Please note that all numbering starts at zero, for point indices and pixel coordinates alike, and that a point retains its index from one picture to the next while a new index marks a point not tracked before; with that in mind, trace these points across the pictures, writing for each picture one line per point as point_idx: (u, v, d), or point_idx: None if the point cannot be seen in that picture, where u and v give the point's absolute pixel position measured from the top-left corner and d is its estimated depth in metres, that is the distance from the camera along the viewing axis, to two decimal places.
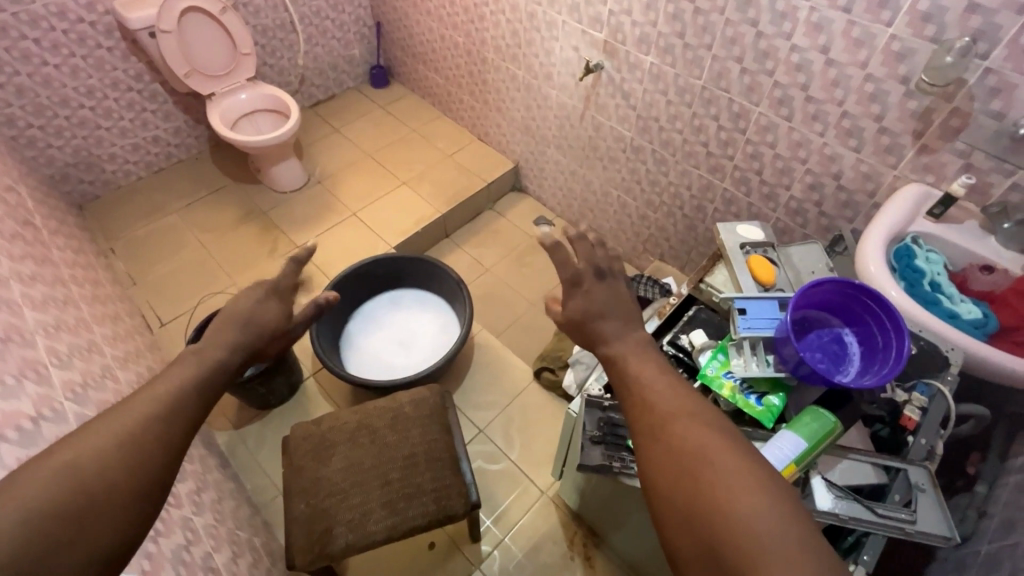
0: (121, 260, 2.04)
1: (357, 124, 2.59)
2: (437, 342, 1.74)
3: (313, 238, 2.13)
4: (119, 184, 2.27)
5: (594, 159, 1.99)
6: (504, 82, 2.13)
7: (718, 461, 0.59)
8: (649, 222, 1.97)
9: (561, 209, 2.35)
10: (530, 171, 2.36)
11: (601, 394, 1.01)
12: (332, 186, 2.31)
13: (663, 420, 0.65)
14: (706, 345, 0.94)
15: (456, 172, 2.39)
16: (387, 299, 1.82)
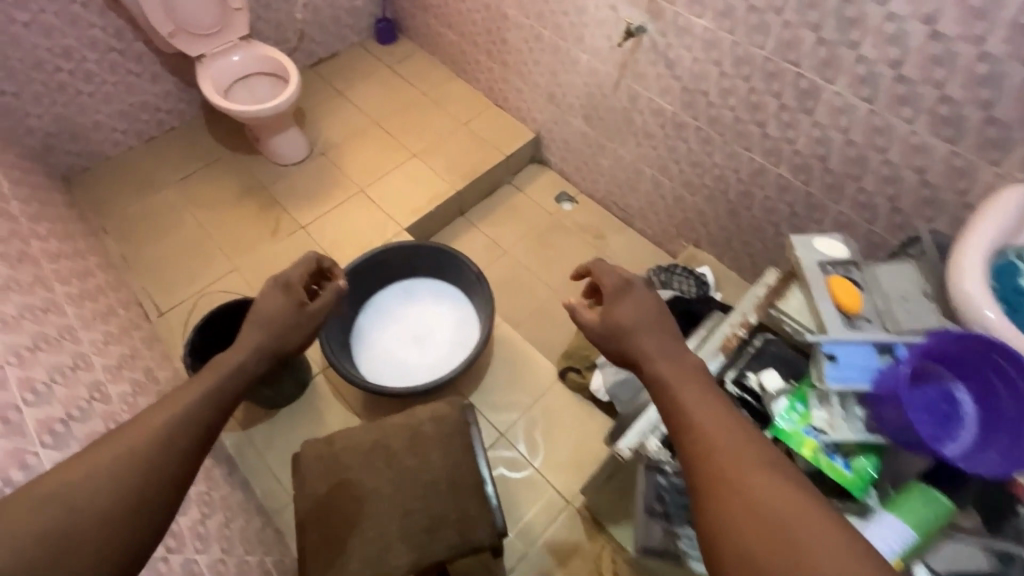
0: (113, 241, 1.90)
1: (362, 86, 2.36)
2: (455, 340, 1.61)
3: (319, 218, 1.97)
4: (108, 155, 2.09)
5: (626, 133, 1.79)
6: (527, 42, 1.90)
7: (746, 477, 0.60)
8: (686, 205, 1.79)
9: (586, 184, 2.15)
10: (552, 142, 2.15)
11: (662, 454, 0.89)
12: (338, 157, 2.13)
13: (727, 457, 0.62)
14: (780, 391, 0.80)
15: (471, 143, 2.18)
16: (400, 291, 1.68)
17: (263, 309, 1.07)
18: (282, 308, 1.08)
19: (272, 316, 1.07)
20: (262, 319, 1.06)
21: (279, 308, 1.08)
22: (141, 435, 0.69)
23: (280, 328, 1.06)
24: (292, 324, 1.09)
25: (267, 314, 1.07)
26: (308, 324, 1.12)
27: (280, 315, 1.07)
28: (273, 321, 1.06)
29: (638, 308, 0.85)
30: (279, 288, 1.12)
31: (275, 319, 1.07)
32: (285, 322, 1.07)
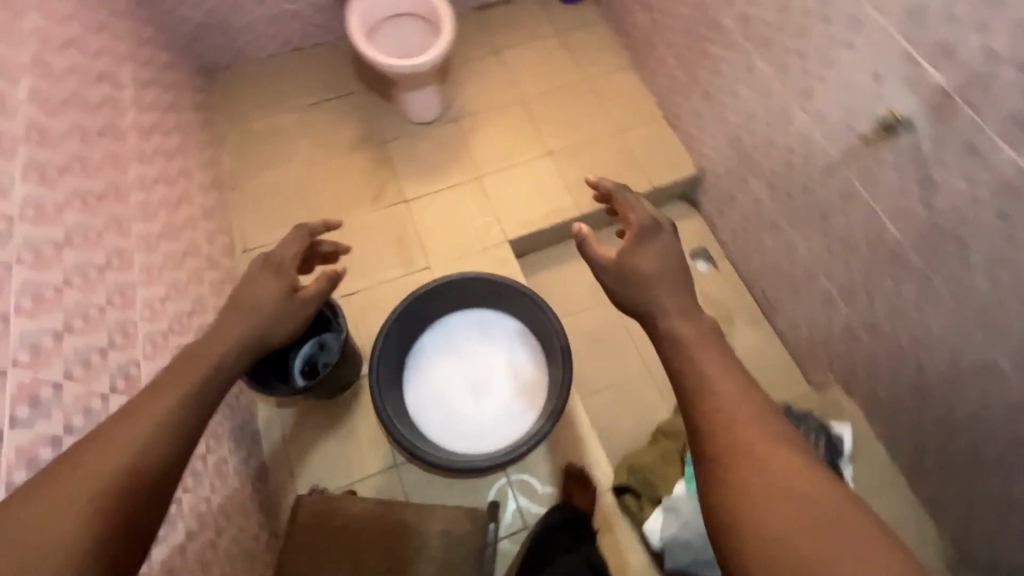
0: (228, 154, 1.84)
1: (521, 50, 2.04)
2: (513, 405, 1.40)
3: (425, 195, 1.77)
4: (250, 57, 2.00)
5: (816, 227, 1.36)
6: (733, 67, 1.47)
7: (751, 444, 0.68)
8: (856, 344, 1.37)
9: (735, 250, 1.75)
10: (715, 187, 1.74)
11: None
12: (467, 130, 1.88)
13: (737, 430, 0.70)
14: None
15: (618, 157, 1.83)
16: (476, 322, 1.47)
17: (245, 289, 1.00)
18: (270, 296, 1.01)
19: (257, 300, 0.99)
20: (243, 303, 0.98)
21: (268, 296, 1.01)
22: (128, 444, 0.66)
23: (265, 317, 0.99)
24: (281, 315, 1.02)
25: (254, 299, 1.00)
26: (295, 318, 1.05)
27: (264, 304, 1.00)
28: (259, 309, 0.99)
29: (659, 260, 0.96)
30: (271, 272, 1.05)
31: (264, 305, 1.00)
32: (271, 312, 1.00)
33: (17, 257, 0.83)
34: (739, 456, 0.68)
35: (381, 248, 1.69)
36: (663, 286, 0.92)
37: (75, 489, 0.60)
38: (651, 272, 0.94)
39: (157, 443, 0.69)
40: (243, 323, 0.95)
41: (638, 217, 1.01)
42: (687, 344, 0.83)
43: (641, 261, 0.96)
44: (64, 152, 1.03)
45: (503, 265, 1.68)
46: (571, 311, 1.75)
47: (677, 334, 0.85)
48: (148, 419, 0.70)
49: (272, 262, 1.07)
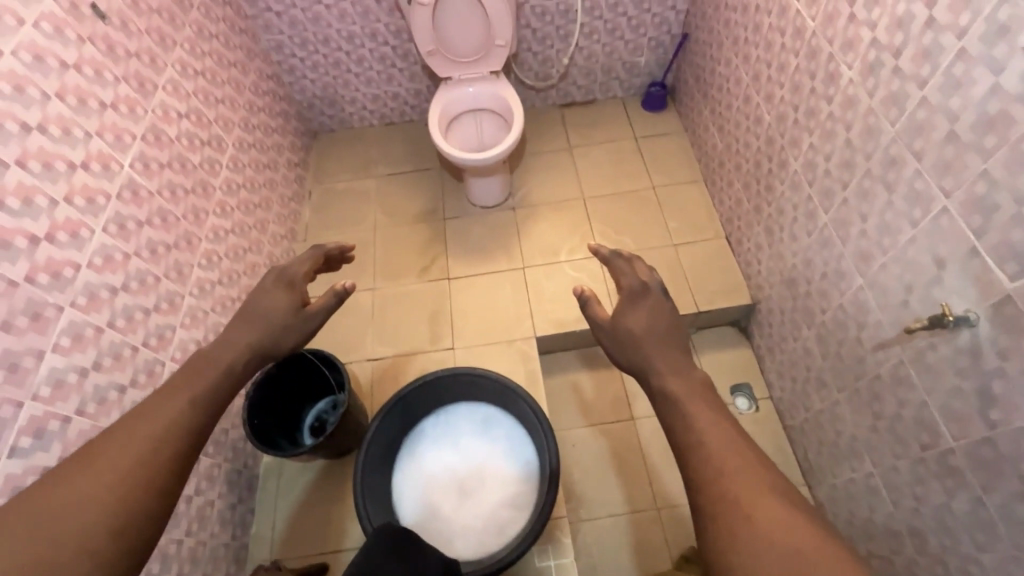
0: (310, 208, 2.05)
1: (594, 150, 2.08)
2: (496, 517, 1.34)
3: (468, 275, 1.83)
4: (352, 125, 2.24)
5: (864, 400, 1.21)
6: (795, 208, 1.38)
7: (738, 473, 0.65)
8: (895, 547, 1.17)
9: (781, 396, 1.59)
10: (768, 323, 1.61)
11: None
12: (524, 219, 1.94)
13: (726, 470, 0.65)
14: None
15: (668, 272, 1.76)
16: (480, 418, 1.45)
17: (256, 301, 0.99)
18: (277, 307, 0.99)
19: (266, 312, 0.98)
20: (255, 313, 0.97)
21: (276, 308, 0.99)
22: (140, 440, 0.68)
23: (273, 327, 0.97)
24: (293, 323, 0.99)
25: (264, 310, 0.98)
26: (307, 330, 1.01)
27: (274, 313, 0.98)
28: (267, 321, 0.97)
29: (651, 321, 0.89)
30: (280, 285, 1.03)
31: (276, 315, 0.98)
32: (279, 323, 0.98)
33: (71, 300, 0.97)
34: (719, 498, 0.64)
35: (415, 319, 1.76)
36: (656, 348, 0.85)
37: (76, 492, 0.63)
38: (642, 331, 0.87)
39: (159, 446, 0.69)
40: (252, 329, 0.94)
41: (629, 278, 0.94)
42: (678, 399, 0.76)
43: (632, 321, 0.90)
44: (148, 209, 1.20)
45: (525, 360, 1.66)
46: (590, 422, 1.67)
47: (670, 390, 0.78)
48: (152, 424, 0.70)
49: (281, 274, 1.05)
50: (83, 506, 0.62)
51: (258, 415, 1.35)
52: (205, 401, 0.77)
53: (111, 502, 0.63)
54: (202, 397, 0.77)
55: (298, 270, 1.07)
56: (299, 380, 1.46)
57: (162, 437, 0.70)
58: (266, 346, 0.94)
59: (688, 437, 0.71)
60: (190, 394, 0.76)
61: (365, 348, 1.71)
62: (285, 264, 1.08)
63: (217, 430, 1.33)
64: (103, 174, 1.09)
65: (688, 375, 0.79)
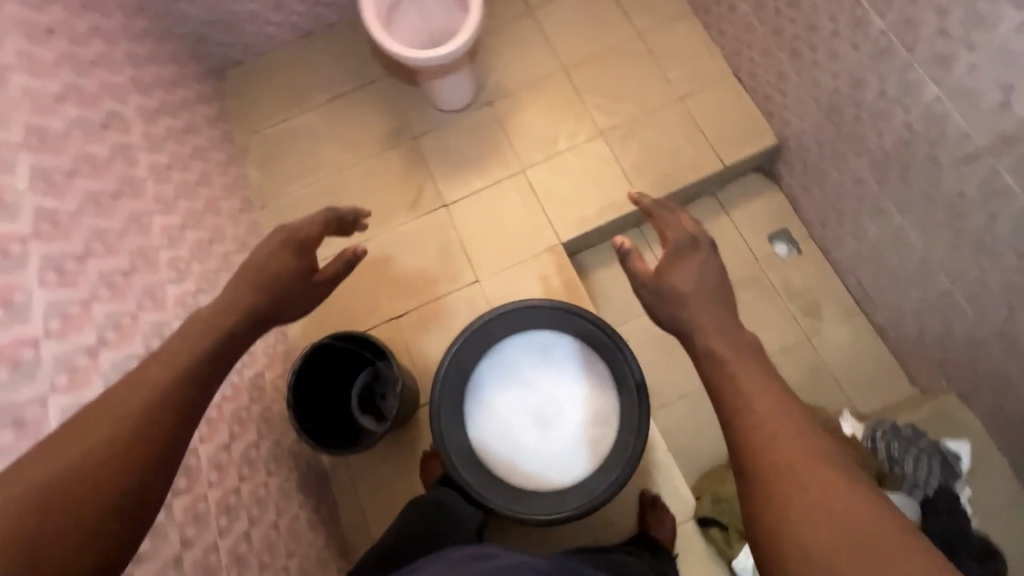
0: (254, 167, 1.71)
1: (559, 4, 1.74)
2: (581, 436, 1.30)
3: (466, 196, 1.61)
4: (262, 50, 1.81)
5: (938, 221, 1.14)
6: (830, 21, 1.18)
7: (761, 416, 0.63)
8: (978, 354, 1.18)
9: (824, 232, 1.52)
10: (800, 160, 1.49)
11: None
12: (505, 112, 1.67)
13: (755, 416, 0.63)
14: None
15: (681, 133, 1.58)
16: (539, 344, 1.36)
17: (259, 259, 0.86)
18: (287, 273, 0.87)
19: (274, 276, 0.85)
20: (262, 275, 0.84)
21: (288, 271, 0.87)
22: (146, 398, 0.60)
23: (280, 292, 0.86)
24: (296, 294, 0.89)
25: (273, 271, 0.86)
26: (308, 298, 0.92)
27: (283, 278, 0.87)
28: (273, 284, 0.85)
29: (700, 278, 0.81)
30: (290, 248, 0.90)
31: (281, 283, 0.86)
32: (288, 287, 0.87)
33: (51, 386, 0.77)
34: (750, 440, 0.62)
35: (425, 261, 1.57)
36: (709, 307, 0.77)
37: (77, 451, 0.54)
38: (690, 290, 0.79)
39: (149, 425, 0.59)
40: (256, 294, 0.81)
41: (675, 231, 0.85)
42: (726, 361, 0.70)
43: (679, 278, 0.80)
44: (81, 237, 0.93)
45: (558, 271, 1.52)
46: (634, 314, 1.59)
47: (716, 351, 0.72)
48: (158, 384, 0.62)
49: (291, 238, 0.91)
50: (87, 466, 0.53)
51: (308, 417, 1.24)
52: (209, 364, 0.68)
53: (113, 464, 0.55)
54: (196, 368, 0.66)
55: (309, 237, 0.94)
56: (336, 361, 1.32)
57: (153, 413, 0.60)
58: (264, 313, 0.82)
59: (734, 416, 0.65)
60: (195, 355, 0.67)
61: (383, 306, 1.54)
62: (297, 223, 0.94)
63: (270, 446, 1.22)
64: (3, 213, 0.81)
65: (732, 335, 0.74)
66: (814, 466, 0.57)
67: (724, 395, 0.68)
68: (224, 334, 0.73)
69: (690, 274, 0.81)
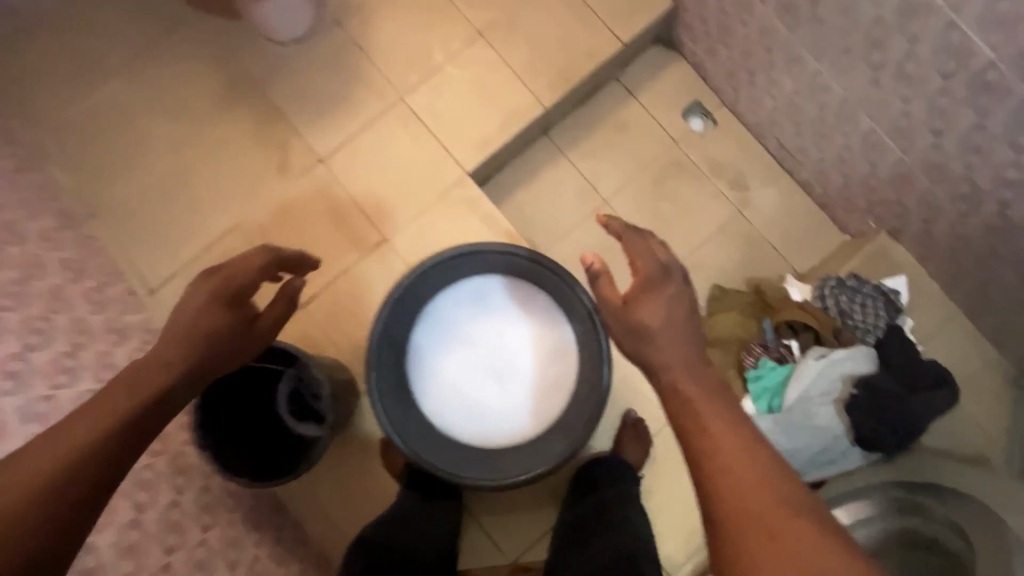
0: (60, 167, 1.33)
1: None
2: (543, 377, 1.21)
3: (344, 145, 1.36)
4: (14, 8, 1.35)
5: (858, 57, 1.07)
6: None
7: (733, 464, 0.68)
8: (906, 188, 1.17)
9: (736, 97, 1.43)
10: (702, 22, 1.35)
11: None
12: (363, 31, 1.38)
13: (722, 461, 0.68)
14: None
15: (569, 16, 1.37)
16: (471, 294, 1.23)
17: (183, 318, 0.75)
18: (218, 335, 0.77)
19: (204, 339, 0.75)
20: (186, 335, 0.74)
21: (220, 331, 0.77)
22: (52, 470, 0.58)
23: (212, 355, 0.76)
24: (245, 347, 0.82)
25: (201, 334, 0.75)
26: (259, 344, 0.85)
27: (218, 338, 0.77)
28: (200, 348, 0.75)
29: (667, 314, 0.81)
30: (223, 305, 0.78)
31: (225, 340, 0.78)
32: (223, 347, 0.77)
33: None
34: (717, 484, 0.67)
35: (317, 232, 1.33)
36: (669, 344, 0.79)
37: None
38: (656, 326, 0.81)
39: (37, 514, 0.56)
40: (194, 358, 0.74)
41: (644, 262, 0.85)
42: (693, 401, 0.74)
43: (646, 314, 0.81)
44: None
45: (472, 207, 1.34)
46: (564, 232, 1.46)
47: (683, 392, 0.75)
48: (72, 454, 0.59)
49: (222, 290, 0.79)
50: None
51: (240, 457, 1.08)
52: (127, 437, 0.64)
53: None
54: (118, 437, 0.63)
55: (247, 282, 0.81)
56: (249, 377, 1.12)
57: (54, 491, 0.57)
58: (206, 370, 0.76)
59: (712, 463, 0.69)
60: (115, 421, 0.63)
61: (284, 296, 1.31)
62: (228, 270, 0.81)
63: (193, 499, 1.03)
64: None
65: (700, 376, 0.77)
66: (785, 519, 0.64)
67: (687, 428, 0.73)
68: (157, 390, 0.69)
69: (657, 309, 0.81)
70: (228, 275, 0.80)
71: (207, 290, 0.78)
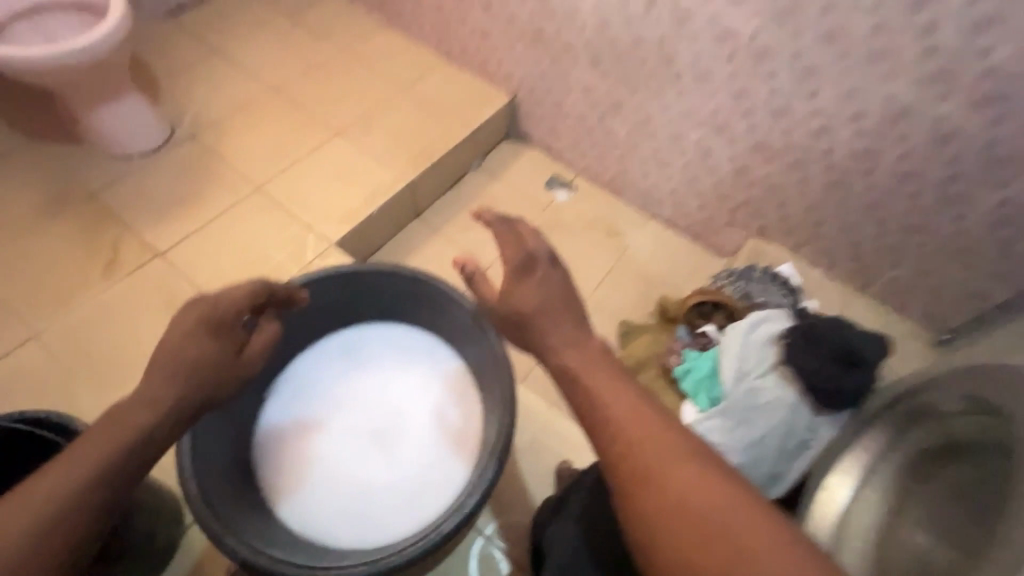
0: None
1: (244, 38, 1.56)
2: (441, 431, 0.94)
3: (187, 238, 1.22)
4: None
5: (662, 81, 1.22)
6: None
7: (606, 395, 0.62)
8: (752, 179, 1.24)
9: (586, 163, 1.52)
10: (536, 108, 1.50)
11: None
12: (213, 141, 1.37)
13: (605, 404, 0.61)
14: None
15: (419, 113, 1.47)
16: (341, 348, 1.01)
17: (172, 339, 0.68)
18: (205, 355, 0.69)
19: (196, 361, 0.68)
20: (186, 360, 0.68)
21: (211, 352, 0.70)
22: (75, 469, 0.58)
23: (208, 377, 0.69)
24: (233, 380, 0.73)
25: (199, 352, 0.69)
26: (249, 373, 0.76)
27: (207, 360, 0.69)
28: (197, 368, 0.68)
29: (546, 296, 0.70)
30: (212, 330, 0.71)
31: (201, 373, 0.68)
32: (212, 368, 0.70)
33: None
34: (603, 433, 0.60)
35: (149, 327, 1.11)
36: (552, 322, 0.68)
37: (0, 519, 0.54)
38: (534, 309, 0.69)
39: (64, 515, 0.56)
40: (183, 383, 0.67)
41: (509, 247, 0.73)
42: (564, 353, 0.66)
43: (522, 299, 0.70)
44: None
45: None
46: None
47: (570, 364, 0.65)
48: (92, 460, 0.59)
49: (214, 315, 0.71)
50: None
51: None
52: (140, 444, 0.62)
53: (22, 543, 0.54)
54: (135, 442, 0.62)
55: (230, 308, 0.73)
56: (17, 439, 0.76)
57: (83, 490, 0.57)
58: (217, 387, 0.71)
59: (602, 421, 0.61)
60: (127, 432, 0.61)
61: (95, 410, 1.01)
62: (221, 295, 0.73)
63: None
64: None
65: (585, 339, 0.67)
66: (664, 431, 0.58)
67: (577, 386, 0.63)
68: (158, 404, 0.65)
69: (537, 290, 0.70)
70: (214, 300, 0.73)
71: (199, 312, 0.70)
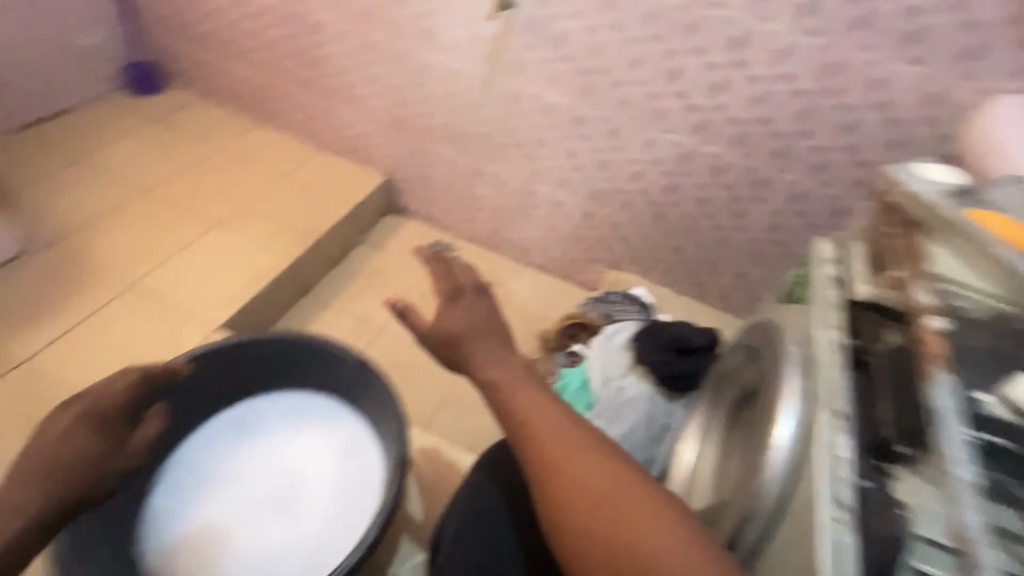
0: None
1: (111, 146, 1.59)
2: (340, 482, 0.96)
3: (52, 344, 1.18)
4: None
5: (508, 149, 1.44)
6: (353, 54, 1.47)
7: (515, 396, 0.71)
8: (596, 222, 1.46)
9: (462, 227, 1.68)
10: (409, 184, 1.66)
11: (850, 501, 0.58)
12: (79, 245, 1.35)
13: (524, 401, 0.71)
14: (980, 391, 0.61)
15: (298, 198, 1.57)
16: (234, 424, 1.02)
17: (46, 441, 0.72)
18: (82, 450, 0.73)
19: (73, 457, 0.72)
20: (63, 458, 0.72)
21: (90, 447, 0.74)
22: None
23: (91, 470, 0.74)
24: (111, 471, 0.77)
25: (76, 450, 0.73)
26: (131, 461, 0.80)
27: (84, 455, 0.73)
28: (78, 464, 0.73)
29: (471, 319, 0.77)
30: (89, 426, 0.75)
31: (76, 470, 0.72)
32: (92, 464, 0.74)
33: None
34: (514, 424, 0.70)
35: (6, 445, 1.05)
36: (482, 347, 0.75)
37: None
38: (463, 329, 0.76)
39: None
40: (64, 476, 0.71)
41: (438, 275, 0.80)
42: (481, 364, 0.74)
43: (449, 322, 0.76)
44: None
45: None
46: None
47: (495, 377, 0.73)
48: None
49: (91, 411, 0.76)
50: None
51: None
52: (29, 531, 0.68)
53: None
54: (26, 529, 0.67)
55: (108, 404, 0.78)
56: None
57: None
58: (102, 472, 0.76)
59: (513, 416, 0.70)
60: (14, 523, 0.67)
61: None
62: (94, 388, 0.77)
63: None
64: None
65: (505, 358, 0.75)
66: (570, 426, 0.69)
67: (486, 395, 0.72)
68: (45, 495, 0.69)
69: (467, 315, 0.77)
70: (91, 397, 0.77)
71: (77, 410, 0.75)
